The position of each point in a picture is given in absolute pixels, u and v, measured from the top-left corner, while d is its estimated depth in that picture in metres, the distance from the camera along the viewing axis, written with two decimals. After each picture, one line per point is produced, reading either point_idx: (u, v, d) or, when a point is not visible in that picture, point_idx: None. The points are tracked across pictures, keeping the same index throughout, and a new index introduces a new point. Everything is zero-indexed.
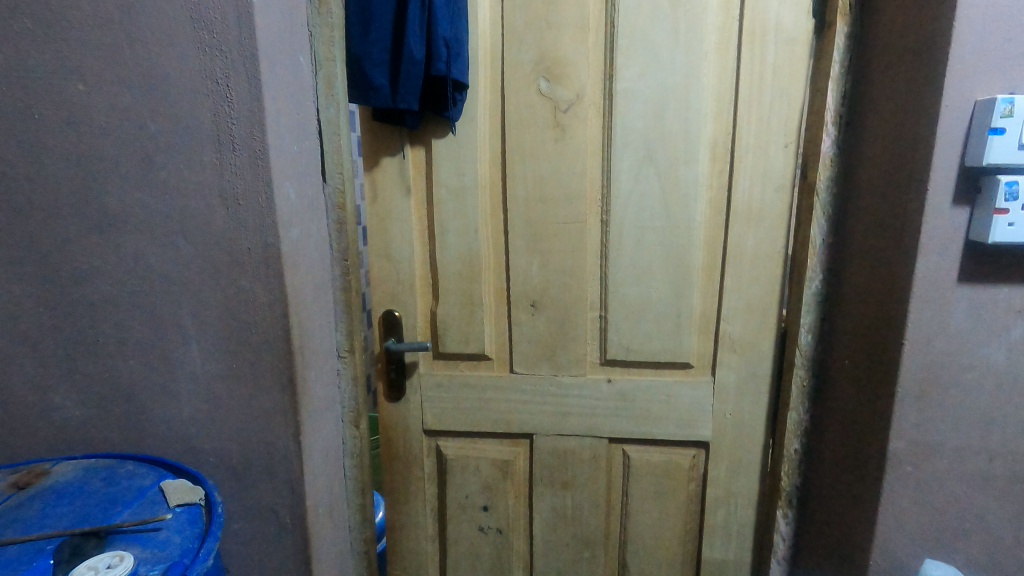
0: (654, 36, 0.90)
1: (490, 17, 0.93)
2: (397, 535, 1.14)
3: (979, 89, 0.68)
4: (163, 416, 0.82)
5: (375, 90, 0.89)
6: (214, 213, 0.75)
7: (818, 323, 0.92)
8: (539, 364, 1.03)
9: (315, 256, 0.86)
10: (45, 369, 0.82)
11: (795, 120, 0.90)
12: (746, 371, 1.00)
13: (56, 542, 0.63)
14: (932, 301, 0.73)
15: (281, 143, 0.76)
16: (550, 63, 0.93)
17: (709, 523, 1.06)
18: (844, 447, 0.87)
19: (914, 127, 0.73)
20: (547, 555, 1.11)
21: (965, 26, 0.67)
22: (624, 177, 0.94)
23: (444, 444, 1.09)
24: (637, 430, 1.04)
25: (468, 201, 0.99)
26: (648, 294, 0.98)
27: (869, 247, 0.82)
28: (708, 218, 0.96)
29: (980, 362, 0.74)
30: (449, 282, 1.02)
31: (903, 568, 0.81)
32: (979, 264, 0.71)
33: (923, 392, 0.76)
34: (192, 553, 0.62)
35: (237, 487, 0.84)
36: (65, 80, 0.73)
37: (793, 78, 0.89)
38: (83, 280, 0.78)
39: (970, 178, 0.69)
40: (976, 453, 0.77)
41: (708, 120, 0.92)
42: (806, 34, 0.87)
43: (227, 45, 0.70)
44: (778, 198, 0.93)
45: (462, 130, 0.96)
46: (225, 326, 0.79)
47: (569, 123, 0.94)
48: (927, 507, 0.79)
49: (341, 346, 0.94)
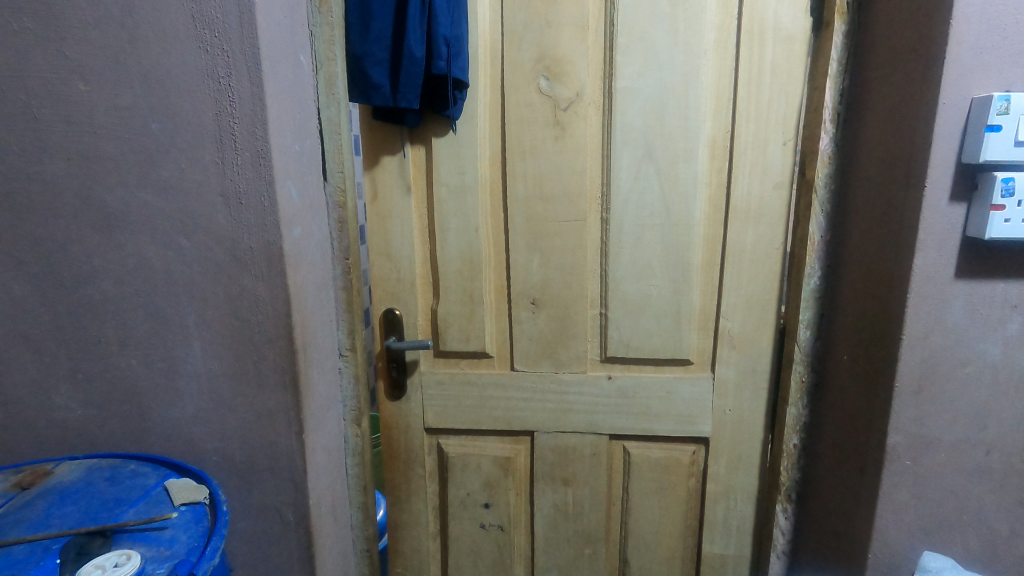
0: (654, 34, 0.90)
1: (490, 16, 0.93)
2: (399, 533, 1.14)
3: (975, 87, 0.68)
4: (166, 415, 0.82)
5: (375, 89, 0.89)
6: (216, 211, 0.75)
7: (817, 319, 0.93)
8: (539, 362, 1.04)
9: (316, 255, 0.86)
10: (47, 371, 0.82)
11: (793, 118, 0.91)
12: (745, 367, 1.00)
13: (61, 542, 0.63)
14: (929, 296, 0.74)
15: (283, 142, 0.76)
16: (551, 62, 0.93)
17: (709, 518, 1.07)
18: (843, 441, 0.88)
19: (912, 124, 0.73)
20: (548, 551, 1.12)
21: (962, 25, 0.67)
22: (624, 175, 0.95)
23: (444, 442, 1.10)
24: (637, 427, 1.04)
25: (469, 199, 0.99)
26: (648, 291, 0.99)
27: (867, 243, 0.82)
28: (708, 215, 0.96)
29: (977, 356, 0.75)
30: (449, 280, 1.02)
31: (902, 561, 0.83)
32: (976, 260, 0.72)
33: (921, 387, 0.77)
34: (199, 552, 0.62)
35: (241, 486, 0.84)
36: (64, 79, 0.73)
37: (792, 76, 0.89)
38: (84, 280, 0.78)
39: (967, 175, 0.70)
40: (973, 447, 0.78)
41: (707, 118, 0.92)
42: (804, 32, 0.88)
43: (228, 43, 0.70)
44: (777, 196, 0.94)
45: (462, 128, 0.97)
46: (228, 325, 0.79)
47: (568, 121, 0.95)
48: (926, 500, 0.80)
49: (343, 345, 0.94)
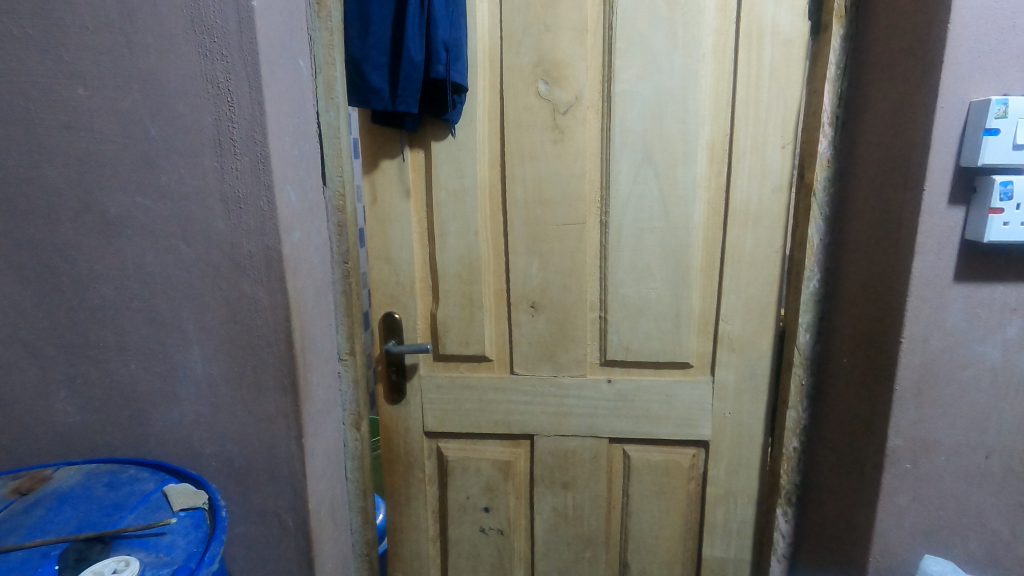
0: (652, 38, 0.90)
1: (489, 20, 0.94)
2: (398, 537, 1.14)
3: (973, 90, 0.69)
4: (165, 420, 0.82)
5: (374, 93, 0.89)
6: (215, 216, 0.75)
7: (816, 322, 0.93)
8: (539, 365, 1.04)
9: (316, 259, 0.86)
10: (46, 375, 0.81)
11: (791, 121, 0.91)
12: (745, 370, 1.00)
13: (60, 548, 0.63)
14: (928, 299, 0.74)
15: (282, 147, 0.76)
16: (549, 66, 0.93)
17: (710, 521, 1.07)
18: (843, 445, 0.88)
19: (910, 128, 0.74)
20: (548, 555, 1.12)
21: (960, 28, 0.67)
22: (623, 178, 0.95)
23: (444, 446, 1.09)
24: (637, 430, 1.04)
25: (468, 203, 0.99)
26: (648, 295, 0.99)
27: (866, 246, 0.82)
28: (707, 219, 0.96)
29: (977, 359, 0.75)
30: (449, 283, 1.02)
31: (903, 564, 0.82)
32: (975, 263, 0.73)
33: (920, 390, 0.77)
34: (198, 557, 0.62)
35: (240, 491, 0.84)
36: (64, 84, 0.73)
37: (790, 80, 0.90)
38: (84, 285, 0.78)
39: (965, 179, 0.71)
40: (973, 450, 0.78)
41: (706, 122, 0.93)
42: (802, 36, 0.88)
43: (228, 49, 0.70)
44: (776, 199, 0.94)
45: (461, 132, 0.97)
46: (227, 330, 0.79)
47: (567, 125, 0.95)
48: (926, 503, 0.80)
49: (342, 349, 0.94)
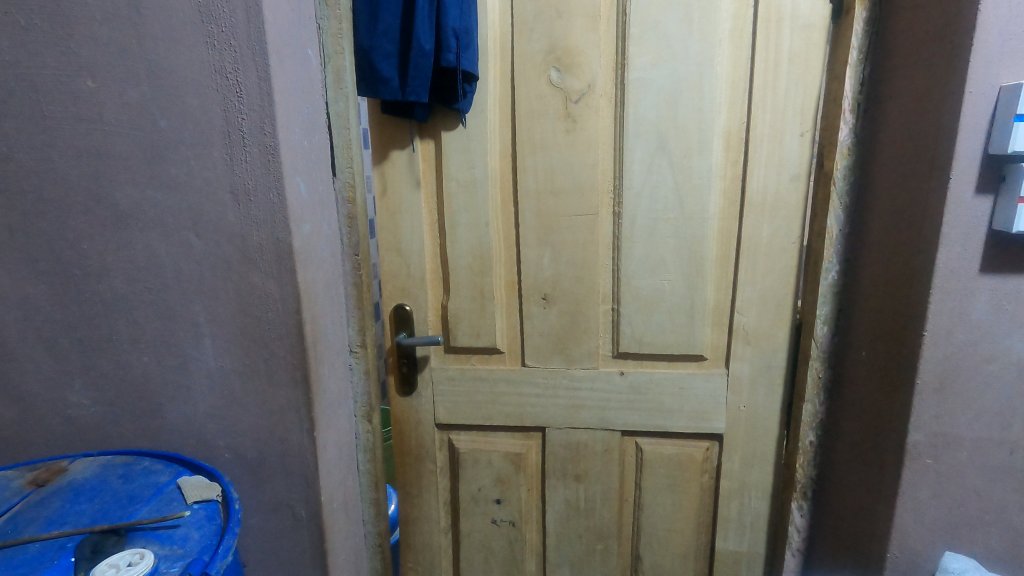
0: (666, 25, 0.88)
1: (500, 7, 0.92)
2: (411, 528, 1.14)
3: (1004, 74, 0.66)
4: (178, 412, 0.82)
5: (384, 82, 0.87)
6: (226, 209, 0.74)
7: (834, 314, 0.92)
8: (550, 358, 1.03)
9: (326, 251, 0.85)
10: (60, 367, 0.82)
11: (810, 108, 0.88)
12: (760, 363, 0.99)
13: (77, 539, 0.63)
14: (953, 292, 0.72)
15: (291, 137, 0.75)
16: (561, 53, 0.91)
17: (723, 515, 1.06)
18: (860, 439, 0.86)
19: (936, 115, 0.71)
20: (560, 547, 1.11)
21: (991, 11, 0.65)
22: (637, 167, 0.93)
23: (456, 438, 1.09)
24: (650, 423, 1.03)
25: (479, 193, 0.98)
26: (662, 287, 0.97)
27: (887, 236, 0.80)
28: (722, 209, 0.94)
29: (1003, 354, 0.73)
30: (460, 275, 1.01)
31: (923, 561, 0.81)
32: (1003, 253, 0.70)
33: (943, 383, 0.75)
34: (212, 550, 0.63)
35: (253, 483, 0.84)
36: (73, 76, 0.72)
37: (810, 65, 0.87)
38: (95, 278, 0.78)
39: (993, 167, 0.68)
40: (997, 445, 0.76)
41: (722, 110, 0.90)
42: (822, 20, 0.85)
43: (235, 37, 0.69)
44: (794, 188, 0.91)
45: (472, 122, 0.95)
46: (239, 323, 0.78)
47: (580, 113, 0.93)
48: (947, 499, 0.79)
49: (353, 341, 0.94)
